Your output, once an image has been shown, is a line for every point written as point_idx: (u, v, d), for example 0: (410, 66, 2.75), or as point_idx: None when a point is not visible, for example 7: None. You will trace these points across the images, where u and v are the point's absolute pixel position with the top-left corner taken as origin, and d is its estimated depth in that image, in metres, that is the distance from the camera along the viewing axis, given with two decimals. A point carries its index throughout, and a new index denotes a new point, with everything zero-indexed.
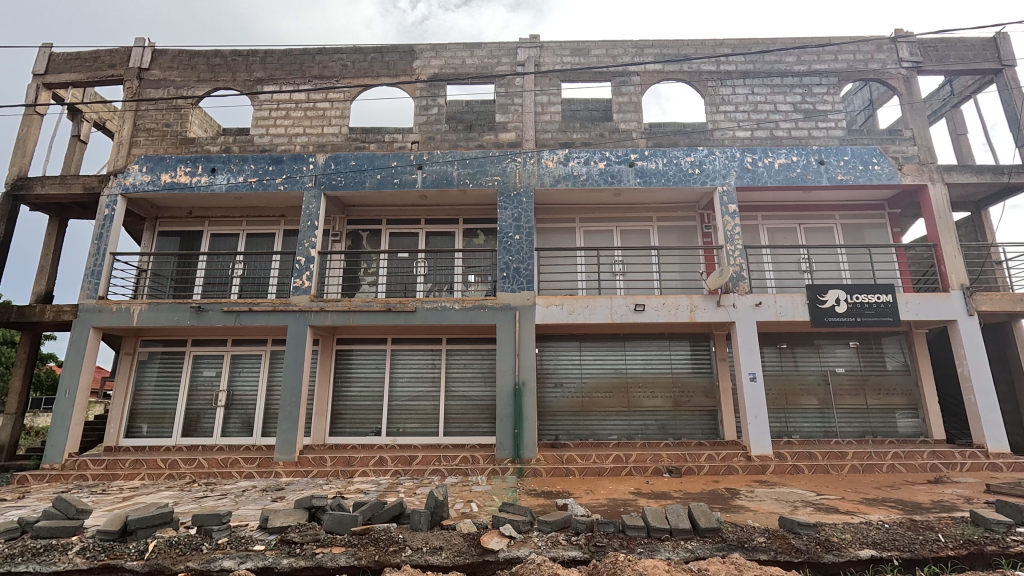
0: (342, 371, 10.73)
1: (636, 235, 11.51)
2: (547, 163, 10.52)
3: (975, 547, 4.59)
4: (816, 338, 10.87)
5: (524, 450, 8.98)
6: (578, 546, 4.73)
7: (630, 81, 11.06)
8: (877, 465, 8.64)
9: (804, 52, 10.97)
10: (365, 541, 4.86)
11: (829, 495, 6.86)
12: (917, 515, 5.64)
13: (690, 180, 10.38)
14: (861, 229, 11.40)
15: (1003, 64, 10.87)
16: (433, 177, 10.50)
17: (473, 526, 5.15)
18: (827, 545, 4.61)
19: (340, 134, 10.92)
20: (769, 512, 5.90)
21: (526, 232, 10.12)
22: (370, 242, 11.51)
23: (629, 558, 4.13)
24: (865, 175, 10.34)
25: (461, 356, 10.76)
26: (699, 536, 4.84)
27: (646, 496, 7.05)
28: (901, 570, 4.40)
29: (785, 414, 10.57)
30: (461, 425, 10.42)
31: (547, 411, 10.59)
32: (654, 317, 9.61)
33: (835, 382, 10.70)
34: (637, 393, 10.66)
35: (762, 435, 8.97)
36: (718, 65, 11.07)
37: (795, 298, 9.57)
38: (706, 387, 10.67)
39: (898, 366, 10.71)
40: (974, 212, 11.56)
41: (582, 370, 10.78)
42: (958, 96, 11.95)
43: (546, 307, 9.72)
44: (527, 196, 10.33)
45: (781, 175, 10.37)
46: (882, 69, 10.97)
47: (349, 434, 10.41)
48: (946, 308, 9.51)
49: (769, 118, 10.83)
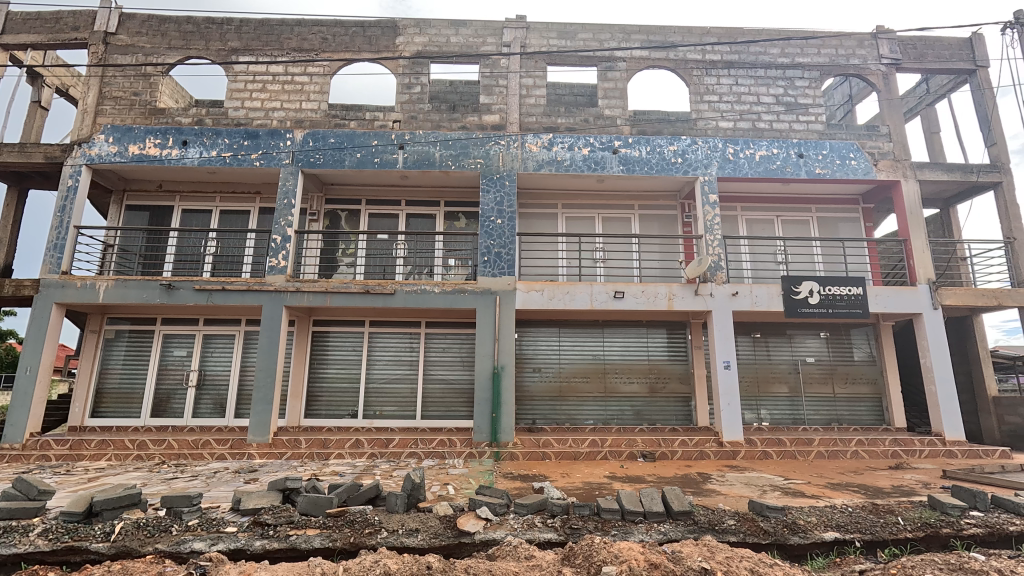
0: (318, 353, 10.57)
1: (618, 223, 11.53)
2: (530, 147, 10.42)
3: (932, 529, 4.81)
4: (789, 328, 11.13)
5: (501, 434, 9.03)
6: (553, 528, 4.78)
7: (616, 67, 11.00)
8: (841, 451, 8.97)
9: (788, 44, 11.04)
10: (340, 523, 4.82)
11: (796, 480, 7.08)
12: (878, 499, 5.86)
13: (673, 169, 10.42)
14: (836, 222, 11.65)
15: (977, 65, 11.10)
16: (415, 157, 10.31)
17: (450, 508, 5.15)
18: (793, 527, 4.76)
19: (319, 110, 10.59)
20: (739, 496, 6.07)
21: (509, 216, 10.05)
22: (349, 222, 11.29)
23: (604, 541, 4.18)
24: (842, 170, 10.53)
25: (440, 340, 10.71)
26: (672, 519, 4.94)
27: (621, 479, 7.19)
28: (862, 551, 4.58)
29: (757, 401, 10.85)
30: (438, 409, 10.42)
31: (526, 395, 10.64)
32: (633, 304, 9.67)
33: (805, 371, 11.01)
34: (614, 378, 10.79)
35: (734, 421, 9.19)
36: (704, 54, 11.03)
37: (771, 288, 9.76)
38: (682, 374, 10.86)
39: (865, 357, 11.03)
40: (942, 209, 11.92)
41: (561, 356, 10.85)
42: (933, 94, 12.19)
43: (526, 292, 9.71)
44: (510, 179, 10.24)
45: (761, 167, 10.49)
46: (863, 64, 11.10)
47: (324, 416, 10.31)
48: (912, 301, 9.79)
49: (752, 109, 10.90)
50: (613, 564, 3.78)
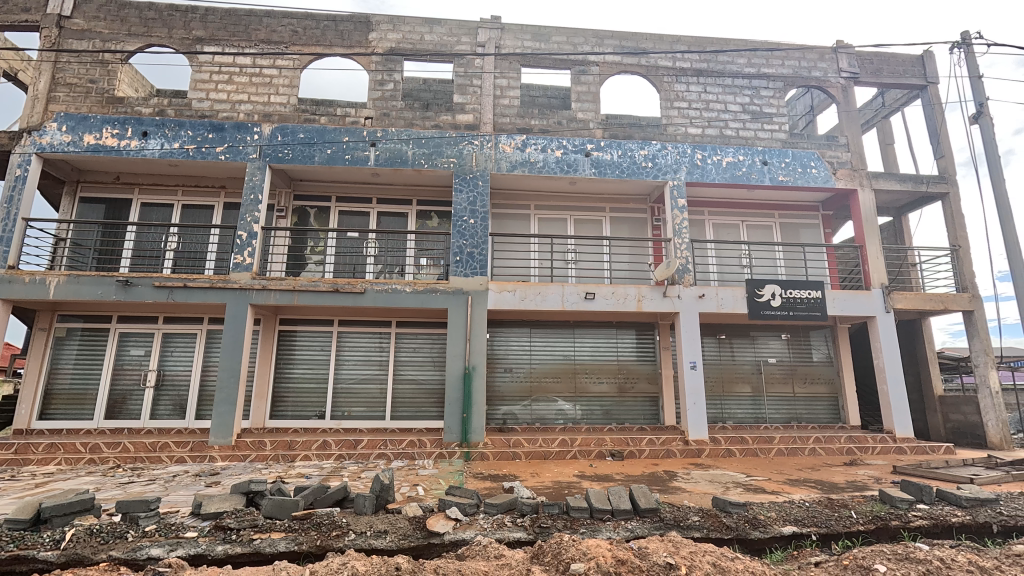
0: (285, 353, 10.35)
1: (590, 225, 11.67)
2: (504, 148, 10.45)
3: (882, 522, 5.04)
4: (752, 329, 11.49)
5: (471, 434, 9.03)
6: (522, 527, 4.81)
7: (589, 71, 11.14)
8: (800, 449, 9.31)
9: (754, 55, 11.41)
10: (306, 526, 4.73)
11: (758, 477, 7.32)
12: (834, 494, 6.13)
13: (643, 173, 10.61)
14: (797, 228, 12.09)
15: (928, 81, 11.68)
16: (387, 155, 10.18)
17: (419, 509, 5.12)
18: (754, 522, 4.94)
19: (288, 104, 10.35)
20: (703, 493, 6.26)
21: (481, 216, 10.05)
22: (318, 219, 11.08)
23: (573, 538, 4.21)
24: (803, 178, 10.93)
25: (410, 340, 10.61)
26: (639, 516, 5.06)
27: (590, 478, 7.27)
28: (818, 544, 4.77)
29: (721, 401, 11.15)
30: (409, 410, 10.32)
31: (497, 395, 10.65)
32: (604, 305, 9.81)
33: (767, 371, 11.38)
34: (584, 378, 10.92)
35: (699, 420, 9.44)
36: (674, 61, 11.30)
37: (735, 290, 10.06)
38: (650, 373, 11.07)
39: (823, 358, 11.48)
40: (895, 217, 12.52)
41: (532, 356, 10.91)
42: (888, 108, 12.77)
43: (498, 292, 9.73)
44: (484, 179, 10.23)
45: (727, 172, 10.79)
46: (823, 77, 11.56)
47: (290, 417, 10.09)
48: (867, 304, 10.24)
49: (719, 116, 11.21)
50: (581, 561, 3.80)
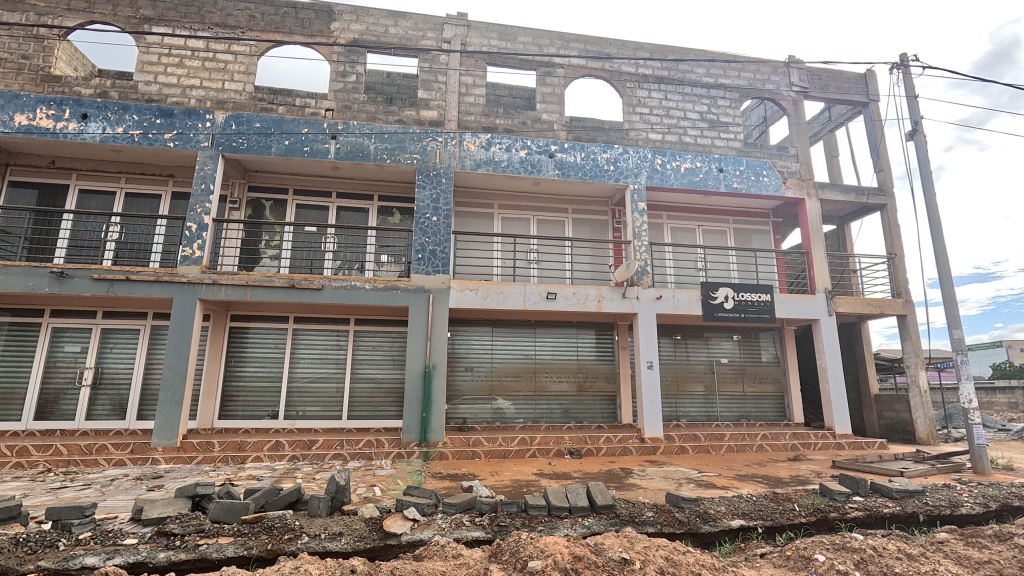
0: (236, 350, 9.95)
1: (552, 226, 11.77)
2: (468, 146, 10.39)
3: (822, 514, 5.32)
4: (706, 330, 11.90)
5: (430, 434, 8.95)
6: (481, 526, 4.81)
7: (554, 73, 11.24)
8: (748, 445, 9.72)
9: (712, 65, 11.81)
10: (256, 530, 4.56)
11: (709, 472, 7.59)
12: (779, 488, 6.43)
13: (605, 176, 10.79)
14: (750, 234, 12.60)
15: (870, 98, 12.41)
16: (348, 149, 9.94)
17: (376, 510, 5.03)
18: (705, 516, 5.11)
19: (244, 92, 9.96)
20: (658, 489, 6.43)
21: (444, 214, 9.97)
22: (274, 212, 10.71)
23: (530, 536, 4.24)
24: (756, 186, 11.40)
25: (369, 339, 10.41)
26: (595, 513, 5.15)
27: (548, 476, 7.34)
28: (763, 537, 5.00)
29: (675, 399, 11.50)
30: (366, 409, 10.12)
31: (457, 394, 10.60)
32: (565, 305, 9.93)
33: (719, 371, 11.81)
34: (544, 378, 11.02)
35: (655, 418, 9.70)
36: (637, 68, 11.55)
37: (691, 293, 10.40)
38: (608, 373, 11.29)
39: (771, 358, 12.01)
40: (839, 226, 13.24)
41: (493, 356, 10.92)
42: (834, 122, 13.48)
43: (460, 291, 9.68)
44: (447, 176, 10.15)
45: (685, 178, 11.12)
46: (776, 90, 12.09)
47: (241, 417, 9.71)
48: (812, 308, 10.79)
49: (679, 123, 11.55)
50: (538, 559, 3.83)
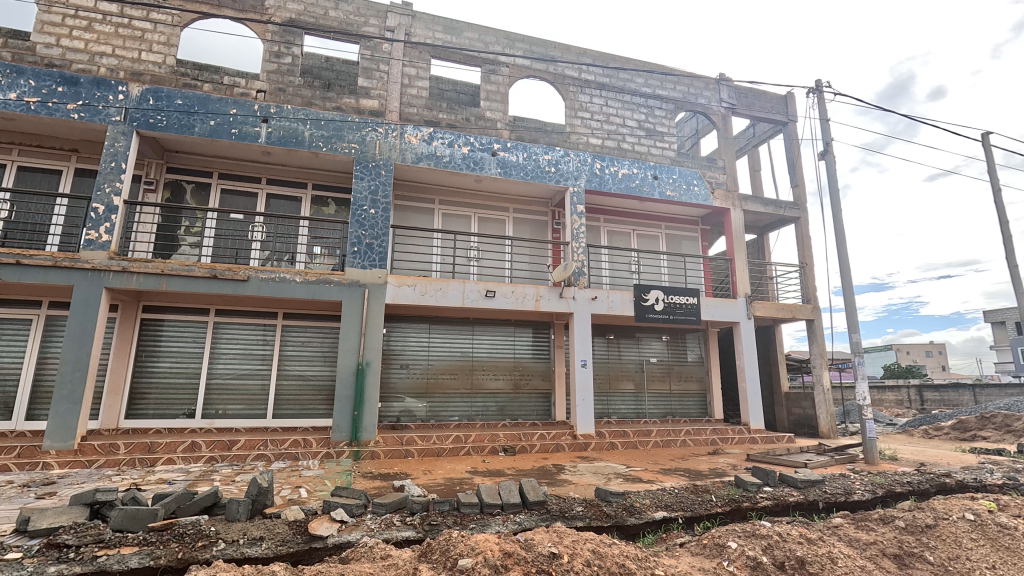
0: (148, 345, 9.19)
1: (493, 224, 11.80)
2: (410, 139, 10.17)
3: (736, 504, 5.70)
4: (637, 331, 12.39)
5: (362, 433, 8.70)
6: (411, 526, 4.73)
7: (499, 71, 11.26)
8: (673, 440, 10.23)
9: (650, 76, 12.30)
10: (166, 538, 4.23)
11: (636, 467, 7.92)
12: (699, 481, 6.82)
13: (546, 177, 10.95)
14: (680, 240, 13.25)
15: (789, 118, 13.41)
16: (280, 134, 9.44)
17: (301, 512, 4.83)
18: (631, 509, 5.33)
19: (164, 65, 9.21)
20: (587, 484, 6.63)
21: (383, 207, 9.71)
22: (195, 196, 9.98)
23: (461, 534, 4.22)
24: (687, 194, 12.00)
25: (299, 334, 9.95)
26: (527, 509, 5.22)
27: (482, 474, 7.35)
28: (683, 527, 5.28)
29: (607, 397, 11.89)
30: (294, 407, 9.67)
31: (391, 392, 10.37)
32: (503, 303, 9.98)
33: (649, 370, 12.33)
34: (480, 375, 11.02)
35: (587, 415, 9.98)
36: (579, 73, 11.81)
37: (624, 294, 10.78)
38: (544, 371, 11.48)
39: (696, 358, 12.70)
40: (759, 235, 14.21)
41: (430, 353, 10.79)
42: (758, 138, 14.45)
43: (397, 286, 9.47)
44: (387, 168, 9.89)
45: (622, 184, 11.50)
46: (707, 104, 12.78)
47: (152, 416, 8.99)
48: (733, 311, 11.51)
49: (618, 130, 11.93)
50: (468, 557, 3.81)
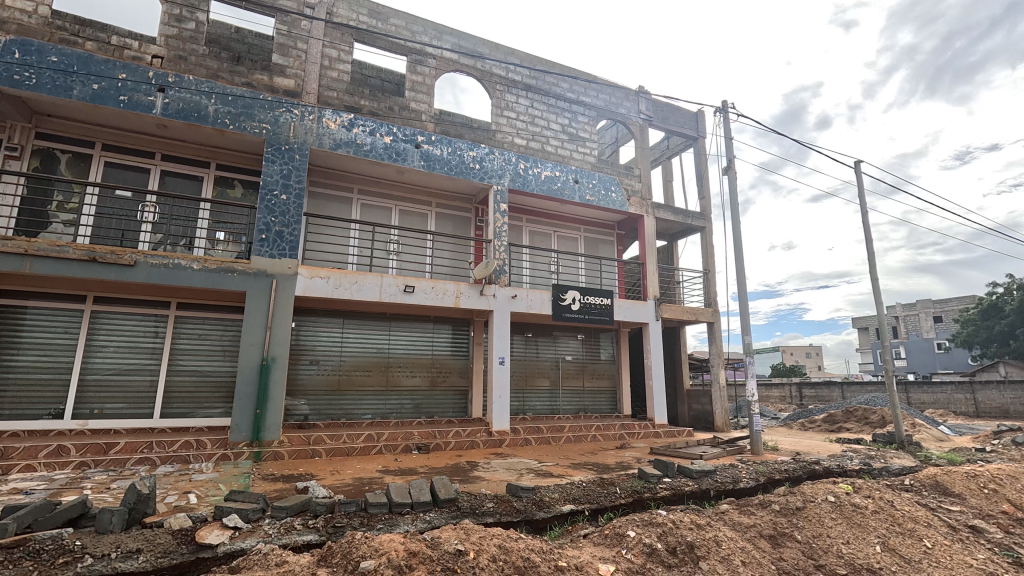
0: (5, 335, 8.01)
1: (415, 218, 11.56)
2: (328, 123, 9.66)
3: (637, 495, 6.03)
4: (554, 330, 12.71)
5: (264, 432, 8.17)
6: (314, 529, 4.51)
7: (426, 62, 11.05)
8: (584, 436, 10.62)
9: (575, 83, 12.67)
10: (16, 556, 3.69)
11: (548, 462, 8.12)
12: (605, 474, 7.14)
13: (470, 173, 10.90)
14: (597, 243, 13.77)
15: (699, 135, 14.40)
16: (179, 106, 8.60)
17: (188, 520, 4.43)
18: (540, 503, 5.46)
19: (37, 15, 8.09)
20: (499, 480, 6.69)
21: (296, 193, 9.16)
22: (72, 168, 8.83)
23: (365, 536, 4.08)
24: (605, 199, 12.48)
25: (195, 326, 9.13)
26: (437, 507, 5.17)
27: (393, 473, 7.17)
28: (588, 518, 5.51)
29: (523, 394, 12.09)
30: (186, 406, 8.86)
31: (298, 389, 9.82)
32: (422, 299, 9.80)
33: (564, 368, 12.70)
34: (396, 372, 10.75)
35: (503, 412, 10.08)
36: (507, 72, 11.89)
37: (543, 294, 11.01)
38: (461, 368, 11.43)
39: (608, 357, 13.28)
40: (669, 242, 15.13)
41: (343, 348, 10.37)
42: (671, 151, 15.38)
43: (309, 278, 8.98)
44: (302, 153, 9.34)
45: (545, 185, 11.73)
46: (627, 115, 13.39)
47: (8, 416, 7.84)
48: (643, 313, 12.16)
49: (542, 132, 12.16)
50: (371, 558, 3.69)
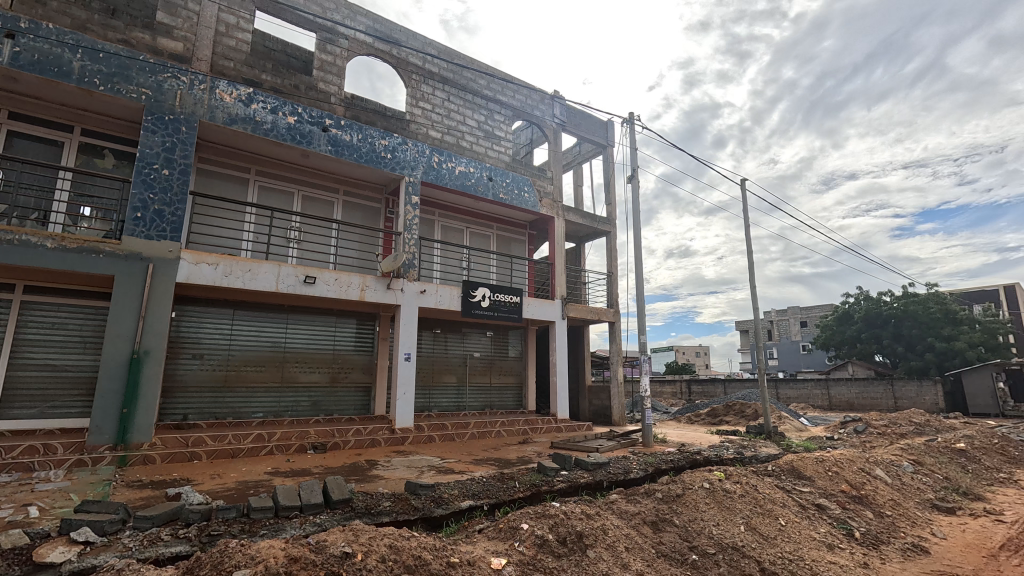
0: None
1: (319, 205, 10.94)
2: (222, 96, 8.82)
3: (535, 488, 6.19)
4: (463, 326, 12.67)
5: (132, 434, 7.29)
6: (184, 539, 4.10)
7: (337, 42, 10.49)
8: (488, 431, 10.70)
9: (492, 81, 12.71)
10: None
11: (450, 459, 8.08)
12: (506, 469, 7.24)
13: (382, 163, 10.51)
14: (509, 242, 13.95)
15: (608, 143, 15.08)
16: (35, 58, 7.42)
17: (23, 537, 3.83)
18: (438, 500, 5.42)
19: None
20: (398, 478, 6.53)
21: (180, 169, 8.27)
22: None
23: (242, 543, 3.78)
24: (518, 199, 12.66)
25: (47, 313, 7.93)
26: (329, 509, 4.93)
27: (283, 474, 6.73)
28: (486, 513, 5.56)
29: (428, 390, 11.93)
30: (32, 405, 7.67)
31: (177, 385, 8.90)
32: (324, 291, 9.30)
33: (471, 364, 12.70)
34: (293, 368, 10.11)
35: (407, 409, 9.86)
36: (423, 62, 11.64)
37: (453, 289, 10.92)
38: (365, 364, 11.02)
39: (515, 354, 13.49)
40: (577, 244, 15.70)
41: (232, 342, 9.55)
42: (582, 156, 15.96)
43: (193, 264, 8.15)
44: (189, 125, 8.44)
45: (458, 181, 11.64)
46: (542, 117, 13.68)
47: None
48: (550, 311, 12.51)
49: (458, 127, 12.06)
50: (246, 567, 3.41)
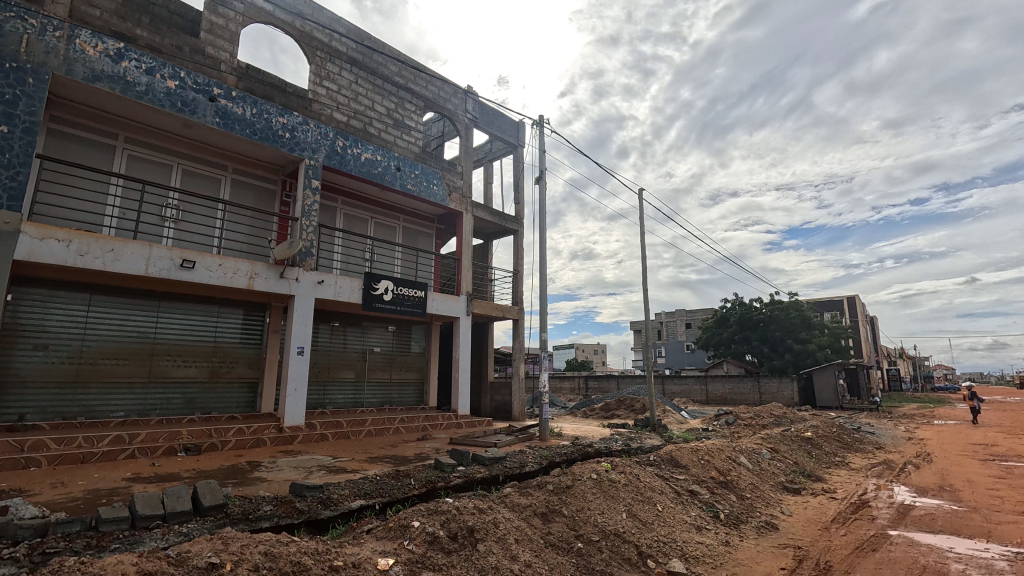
0: None
1: (203, 182, 9.91)
2: (83, 48, 7.66)
3: (430, 485, 6.12)
4: (363, 319, 12.18)
5: None
6: (9, 561, 3.47)
7: (230, 5, 9.55)
8: (385, 428, 10.40)
9: (403, 68, 12.33)
10: None
11: (342, 458, 7.72)
12: (401, 466, 7.07)
13: (279, 142, 9.76)
14: (415, 235, 13.65)
15: (518, 143, 15.32)
16: None
17: None
18: (326, 501, 5.16)
19: None
20: (282, 480, 6.09)
21: (25, 128, 7.10)
22: None
23: (83, 561, 3.29)
24: (426, 192, 12.43)
25: None
26: (199, 517, 4.48)
27: (146, 480, 5.99)
28: (377, 513, 5.40)
29: (323, 386, 11.30)
30: None
31: (12, 381, 7.58)
32: (204, 277, 8.44)
33: (371, 359, 12.25)
34: (163, 361, 9.06)
35: (298, 406, 9.26)
36: (330, 40, 10.98)
37: (353, 281, 10.44)
38: (251, 358, 10.18)
39: (417, 349, 13.24)
40: (484, 241, 15.77)
41: (88, 331, 8.34)
42: (493, 154, 16.05)
43: (38, 239, 6.98)
44: (39, 78, 7.26)
45: (364, 168, 11.15)
46: (454, 111, 13.53)
47: None
48: (455, 307, 12.43)
49: (365, 112, 11.54)
50: None
